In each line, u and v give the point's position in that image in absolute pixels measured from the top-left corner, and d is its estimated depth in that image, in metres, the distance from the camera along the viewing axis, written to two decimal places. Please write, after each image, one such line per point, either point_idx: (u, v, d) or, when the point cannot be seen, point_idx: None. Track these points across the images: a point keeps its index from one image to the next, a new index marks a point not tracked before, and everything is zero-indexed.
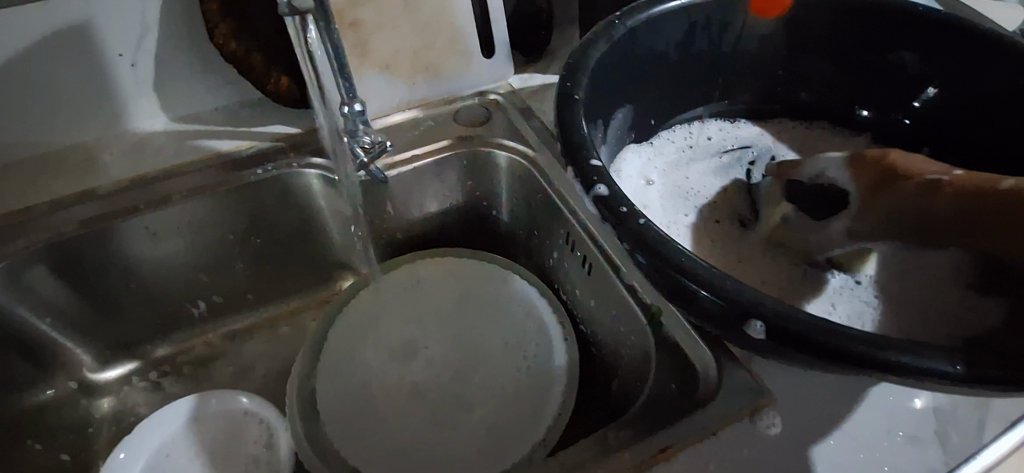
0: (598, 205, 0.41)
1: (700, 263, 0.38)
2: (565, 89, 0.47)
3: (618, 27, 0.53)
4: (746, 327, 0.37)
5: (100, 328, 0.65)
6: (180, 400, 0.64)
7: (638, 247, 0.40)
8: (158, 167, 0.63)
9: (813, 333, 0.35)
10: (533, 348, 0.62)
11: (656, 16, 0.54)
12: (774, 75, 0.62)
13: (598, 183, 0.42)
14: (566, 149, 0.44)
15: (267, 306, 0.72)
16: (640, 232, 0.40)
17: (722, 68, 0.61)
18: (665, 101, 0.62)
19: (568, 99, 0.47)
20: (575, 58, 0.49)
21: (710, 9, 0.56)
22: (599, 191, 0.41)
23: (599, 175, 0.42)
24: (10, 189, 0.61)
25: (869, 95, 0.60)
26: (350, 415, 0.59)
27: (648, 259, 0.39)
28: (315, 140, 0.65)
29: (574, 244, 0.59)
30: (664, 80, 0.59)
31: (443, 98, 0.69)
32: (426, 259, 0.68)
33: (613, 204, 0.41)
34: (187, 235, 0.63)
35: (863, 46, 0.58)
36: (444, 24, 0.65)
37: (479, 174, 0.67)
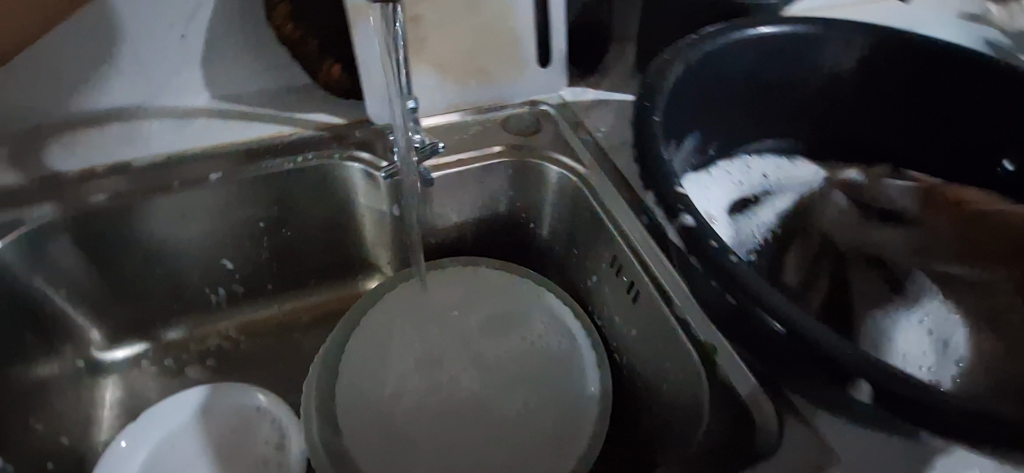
0: (684, 236, 0.40)
1: (789, 302, 0.36)
2: (642, 109, 0.47)
3: (698, 50, 0.51)
4: (851, 388, 0.35)
5: (115, 306, 0.62)
6: (188, 391, 0.60)
7: (725, 283, 0.38)
8: (198, 145, 0.60)
9: (899, 385, 0.33)
10: (565, 374, 0.59)
11: (731, 44, 0.53)
12: (841, 116, 0.60)
13: (683, 211, 0.40)
14: (645, 173, 0.44)
15: (287, 299, 0.69)
16: (729, 269, 0.38)
17: (792, 102, 0.59)
18: (733, 129, 0.59)
19: (644, 122, 0.46)
20: (652, 78, 0.49)
21: (787, 42, 0.55)
22: (685, 220, 0.40)
23: (685, 204, 0.41)
24: (39, 154, 0.58)
25: (942, 155, 0.58)
26: (368, 426, 0.57)
27: (737, 299, 0.38)
28: (359, 133, 0.62)
29: (621, 269, 0.56)
30: (730, 110, 0.57)
31: (491, 104, 0.67)
32: (461, 267, 0.65)
33: (699, 237, 0.39)
34: (216, 219, 0.61)
35: (944, 105, 0.56)
36: (504, 28, 0.62)
37: (524, 185, 0.64)
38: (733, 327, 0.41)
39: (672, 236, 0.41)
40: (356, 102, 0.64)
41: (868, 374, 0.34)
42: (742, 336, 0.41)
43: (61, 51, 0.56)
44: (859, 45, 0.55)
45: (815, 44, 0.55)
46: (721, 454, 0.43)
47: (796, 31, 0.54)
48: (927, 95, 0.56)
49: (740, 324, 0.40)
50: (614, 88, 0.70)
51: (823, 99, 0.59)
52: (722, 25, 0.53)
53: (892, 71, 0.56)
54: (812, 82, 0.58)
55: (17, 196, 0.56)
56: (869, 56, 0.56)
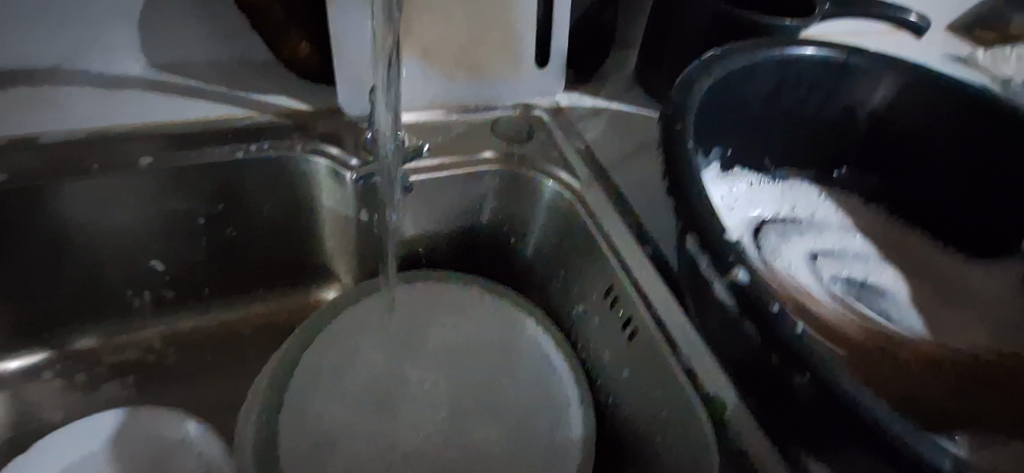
0: (735, 294, 0.35)
1: (862, 388, 0.32)
2: (673, 129, 0.42)
3: (727, 66, 0.46)
4: None
5: (11, 307, 0.52)
6: (93, 417, 0.50)
7: (786, 362, 0.34)
8: (128, 123, 0.51)
9: None
10: (546, 414, 0.52)
11: (758, 61, 0.48)
12: (867, 154, 0.56)
13: (735, 265, 0.36)
14: (686, 213, 0.39)
15: (227, 306, 0.60)
16: (791, 338, 0.33)
17: (814, 132, 0.55)
18: (750, 153, 0.55)
19: (676, 146, 0.41)
20: (678, 96, 0.44)
21: (822, 71, 0.51)
22: (738, 275, 0.35)
23: (736, 255, 0.36)
24: None
25: (964, 216, 0.54)
26: (316, 465, 0.49)
27: (802, 378, 0.33)
28: (326, 124, 0.54)
29: (616, 301, 0.50)
30: (747, 133, 0.53)
31: (480, 103, 0.60)
32: (414, 289, 0.57)
33: (756, 297, 0.35)
34: (144, 210, 0.51)
35: (969, 154, 0.52)
36: (505, 21, 0.55)
37: (511, 197, 0.58)
38: (769, 397, 0.38)
39: (721, 294, 0.36)
40: (326, 88, 0.56)
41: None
42: (775, 406, 0.38)
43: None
44: (888, 78, 0.52)
45: (847, 75, 0.51)
46: None
47: (833, 58, 0.50)
48: (945, 144, 0.53)
49: (782, 396, 0.36)
50: (614, 98, 0.64)
51: (843, 133, 0.55)
52: (758, 42, 0.48)
53: (917, 112, 0.52)
54: (835, 114, 0.54)
55: None
56: (901, 93, 0.52)
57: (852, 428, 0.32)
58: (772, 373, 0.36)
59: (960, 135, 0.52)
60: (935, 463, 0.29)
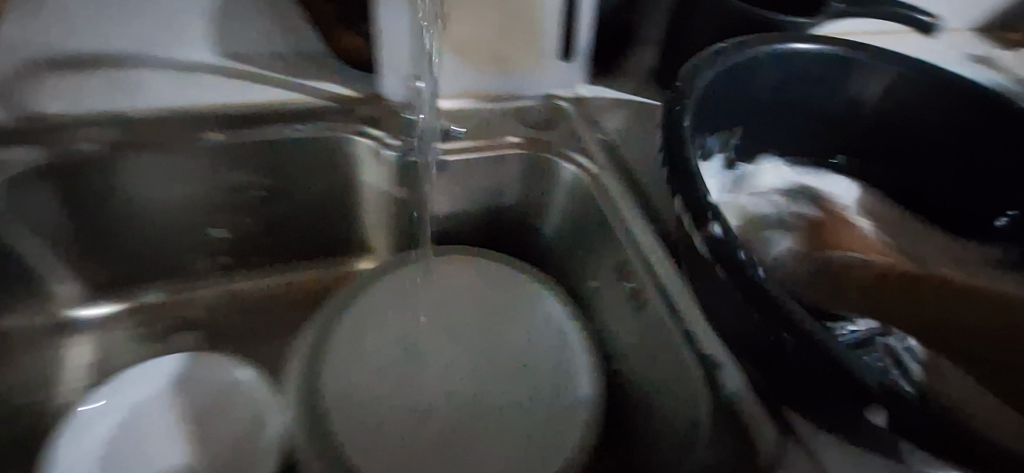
0: (712, 247, 0.40)
1: (809, 321, 0.37)
2: (673, 114, 0.46)
3: (727, 60, 0.50)
4: (865, 411, 0.35)
5: (94, 263, 0.59)
6: (163, 359, 0.56)
7: (750, 302, 0.39)
8: (201, 103, 0.58)
9: (910, 406, 0.34)
10: (561, 376, 0.57)
11: (763, 55, 0.51)
12: (865, 139, 0.59)
13: (712, 220, 0.40)
14: (673, 177, 0.43)
15: (275, 271, 0.66)
16: (753, 280, 0.38)
17: (820, 121, 0.59)
18: (758, 140, 0.59)
19: (673, 128, 0.45)
20: (678, 87, 0.48)
21: (821, 63, 0.54)
22: (713, 229, 0.40)
23: (713, 212, 0.41)
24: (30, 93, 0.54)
25: (954, 196, 0.59)
26: (355, 410, 0.53)
27: (763, 316, 0.38)
28: (368, 108, 0.60)
29: (626, 274, 0.55)
30: (752, 121, 0.56)
31: (508, 93, 0.65)
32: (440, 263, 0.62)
33: (727, 248, 0.40)
34: (210, 179, 0.58)
35: (963, 140, 0.56)
36: (530, 19, 0.60)
37: (534, 180, 0.63)
38: (750, 349, 0.42)
39: (698, 245, 0.41)
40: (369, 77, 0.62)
41: (883, 397, 0.34)
42: (759, 359, 0.41)
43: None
44: (889, 71, 0.54)
45: (848, 67, 0.54)
46: None
47: (836, 53, 0.53)
48: (940, 132, 0.56)
49: (745, 333, 0.41)
50: (633, 92, 0.69)
51: (846, 123, 0.58)
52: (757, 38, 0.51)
53: (915, 102, 0.55)
54: (837, 105, 0.57)
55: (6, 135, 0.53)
56: (903, 86, 0.55)
57: (798, 355, 0.37)
58: (749, 320, 0.40)
59: (956, 123, 0.55)
60: (863, 382, 0.35)
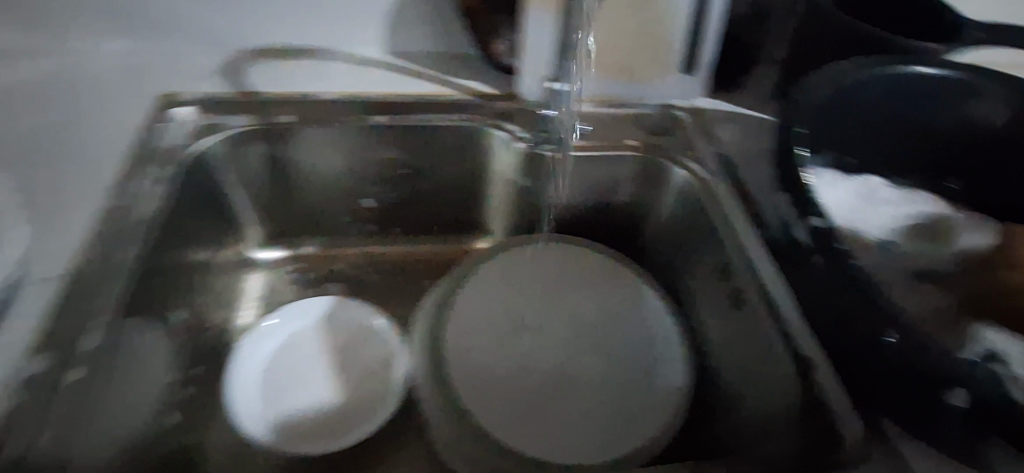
0: (813, 234, 0.51)
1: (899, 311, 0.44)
2: (785, 122, 0.54)
3: (843, 79, 0.55)
4: (945, 394, 0.40)
5: (275, 213, 0.70)
6: (318, 298, 0.67)
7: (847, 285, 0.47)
8: (378, 92, 0.67)
9: (983, 393, 0.39)
10: (653, 364, 0.62)
11: (867, 75, 0.56)
12: (991, 168, 0.58)
13: (813, 215, 0.52)
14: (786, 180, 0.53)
15: (405, 240, 0.76)
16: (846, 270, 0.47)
17: (933, 142, 0.60)
18: (868, 157, 0.60)
19: (790, 137, 0.53)
20: (795, 98, 0.55)
21: (936, 85, 0.56)
22: (814, 222, 0.52)
23: (817, 211, 0.52)
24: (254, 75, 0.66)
25: None
26: (472, 363, 0.61)
27: (853, 300, 0.46)
28: (505, 104, 0.68)
29: (728, 275, 0.58)
30: (862, 140, 0.59)
31: (630, 100, 0.71)
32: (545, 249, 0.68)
33: (825, 236, 0.51)
34: (374, 150, 0.67)
35: None
36: (659, 34, 0.65)
37: (649, 182, 0.68)
38: (854, 357, 0.46)
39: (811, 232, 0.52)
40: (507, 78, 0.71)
41: (953, 383, 0.40)
42: (847, 372, 0.47)
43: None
44: (1002, 95, 0.55)
45: (964, 92, 0.56)
46: (797, 462, 0.44)
47: (950, 76, 0.56)
48: None
49: (836, 320, 0.48)
50: (749, 108, 0.72)
51: (960, 144, 0.59)
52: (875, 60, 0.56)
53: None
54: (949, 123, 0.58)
55: (237, 101, 0.63)
56: None
57: (876, 341, 0.44)
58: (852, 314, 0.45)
59: None
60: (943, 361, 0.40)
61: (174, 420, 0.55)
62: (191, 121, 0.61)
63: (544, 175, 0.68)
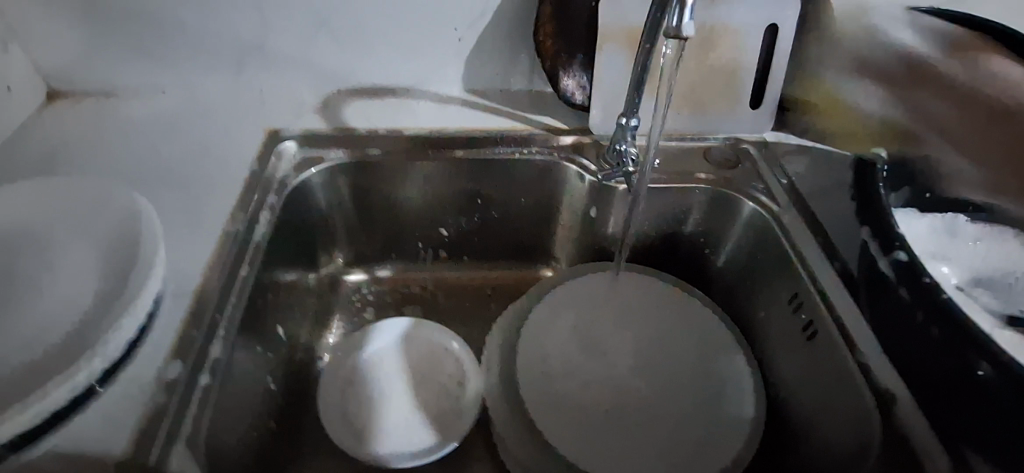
0: (895, 264, 0.54)
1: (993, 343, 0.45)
2: None
3: None
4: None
5: (357, 238, 0.75)
6: (398, 319, 0.70)
7: (934, 314, 0.49)
8: (455, 126, 0.73)
9: None
10: (725, 393, 0.62)
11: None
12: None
13: (899, 249, 0.55)
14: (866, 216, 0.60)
15: (475, 264, 0.80)
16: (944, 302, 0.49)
17: None
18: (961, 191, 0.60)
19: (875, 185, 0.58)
20: None
21: None
22: (898, 255, 0.54)
23: (902, 245, 0.55)
24: (346, 112, 0.73)
25: None
26: (547, 385, 0.63)
27: (943, 331, 0.48)
28: (576, 138, 0.72)
29: (801, 306, 0.59)
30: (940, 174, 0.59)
31: (698, 132, 0.73)
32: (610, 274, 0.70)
33: (912, 269, 0.53)
34: (452, 181, 0.72)
35: None
36: (727, 69, 0.68)
37: (717, 213, 0.69)
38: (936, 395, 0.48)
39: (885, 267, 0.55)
40: (578, 113, 0.74)
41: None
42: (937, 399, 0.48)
43: (364, 26, 0.70)
44: None
45: None
46: None
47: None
48: None
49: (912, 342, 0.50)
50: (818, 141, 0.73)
51: None
52: None
53: None
54: None
55: (330, 136, 0.70)
56: None
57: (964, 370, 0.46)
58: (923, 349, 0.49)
59: None
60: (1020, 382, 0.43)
61: (272, 426, 0.59)
62: (297, 155, 0.68)
63: (613, 205, 0.71)
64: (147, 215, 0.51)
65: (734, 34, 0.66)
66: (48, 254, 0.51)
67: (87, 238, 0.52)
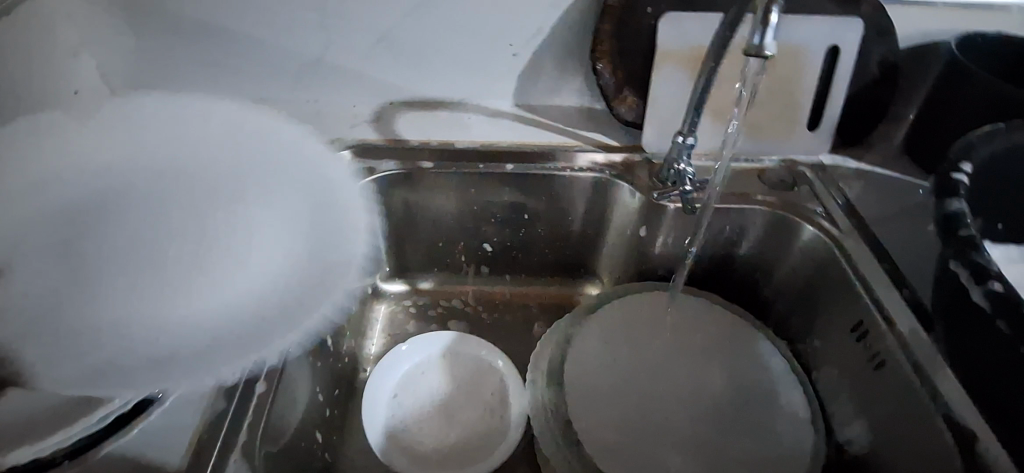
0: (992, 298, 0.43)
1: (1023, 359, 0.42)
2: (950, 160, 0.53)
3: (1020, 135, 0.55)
4: None
5: (401, 250, 0.75)
6: (444, 333, 0.70)
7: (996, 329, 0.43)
8: (506, 140, 0.73)
9: None
10: (780, 423, 0.59)
11: (1000, 149, 0.55)
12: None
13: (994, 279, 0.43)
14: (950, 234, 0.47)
15: (519, 280, 0.79)
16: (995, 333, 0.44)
17: None
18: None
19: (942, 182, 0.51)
20: (968, 141, 0.55)
21: None
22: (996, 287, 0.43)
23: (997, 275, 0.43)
24: (399, 126, 0.74)
25: None
26: (597, 408, 0.62)
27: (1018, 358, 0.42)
28: (627, 156, 0.71)
29: (866, 335, 0.57)
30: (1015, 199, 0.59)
31: (754, 154, 0.71)
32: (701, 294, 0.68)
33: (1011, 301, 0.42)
34: (501, 196, 0.71)
35: None
36: (787, 90, 0.67)
37: (776, 236, 0.67)
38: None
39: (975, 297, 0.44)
40: (629, 132, 0.74)
41: None
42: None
43: (420, 41, 0.70)
44: None
45: None
46: None
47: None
48: None
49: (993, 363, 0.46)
50: (879, 165, 0.72)
51: None
52: None
53: None
54: None
55: (382, 149, 0.70)
56: None
57: None
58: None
59: None
60: None
61: (319, 438, 0.58)
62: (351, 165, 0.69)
63: (666, 225, 0.69)
64: (344, 279, 0.57)
65: (798, 55, 0.65)
66: (200, 240, 0.54)
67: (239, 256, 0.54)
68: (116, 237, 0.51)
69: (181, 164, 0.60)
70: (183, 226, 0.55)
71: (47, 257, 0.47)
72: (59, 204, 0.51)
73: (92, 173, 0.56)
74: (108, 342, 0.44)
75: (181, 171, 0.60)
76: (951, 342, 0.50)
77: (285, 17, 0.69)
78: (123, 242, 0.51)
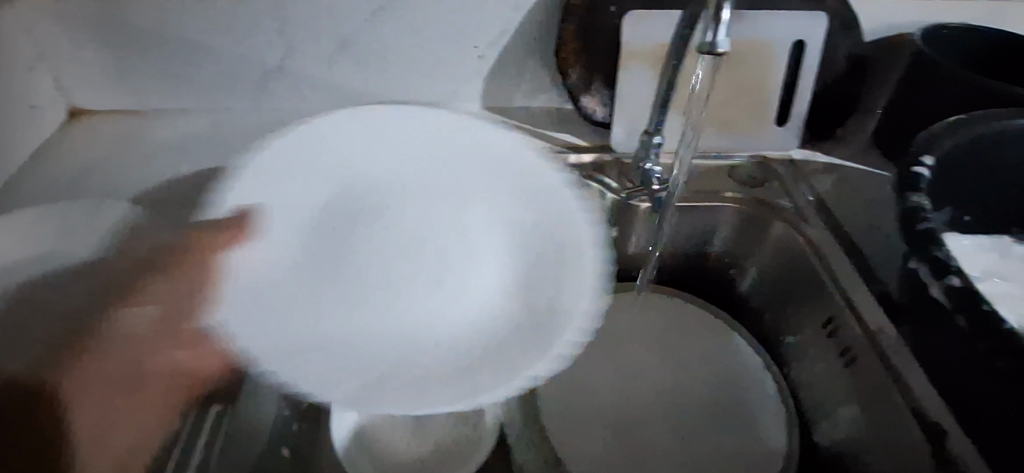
0: (953, 295, 0.43)
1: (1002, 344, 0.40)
2: (912, 152, 0.52)
3: (984, 127, 0.54)
4: None
5: None
6: None
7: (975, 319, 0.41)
8: None
9: None
10: (754, 423, 0.59)
11: (966, 141, 0.54)
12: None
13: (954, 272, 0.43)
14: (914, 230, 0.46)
15: None
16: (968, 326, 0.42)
17: None
18: (991, 209, 0.61)
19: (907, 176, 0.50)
20: (933, 132, 0.54)
21: None
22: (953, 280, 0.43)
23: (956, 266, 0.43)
24: None
25: None
26: (570, 412, 0.61)
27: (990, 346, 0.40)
28: (597, 157, 0.70)
29: (836, 331, 0.56)
30: (977, 188, 0.59)
31: (726, 150, 0.71)
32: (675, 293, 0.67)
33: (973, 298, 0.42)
34: None
35: None
36: (754, 86, 0.66)
37: (747, 233, 0.67)
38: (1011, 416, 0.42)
39: (938, 294, 0.44)
40: (599, 132, 0.73)
41: None
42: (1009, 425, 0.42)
43: (386, 46, 0.69)
44: None
45: None
46: None
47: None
48: None
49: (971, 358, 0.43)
50: (848, 159, 0.72)
51: None
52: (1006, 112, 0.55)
53: None
54: None
55: None
56: None
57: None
58: (1001, 385, 0.41)
59: None
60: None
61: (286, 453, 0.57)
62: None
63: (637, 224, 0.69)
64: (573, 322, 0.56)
65: (764, 50, 0.65)
66: (401, 251, 0.60)
67: (552, 318, 0.57)
68: (298, 243, 0.57)
69: (390, 176, 0.60)
70: (420, 235, 0.61)
71: (262, 277, 0.54)
72: (315, 213, 0.58)
73: (320, 171, 0.58)
74: (306, 349, 0.53)
75: (392, 179, 0.60)
76: (933, 339, 0.47)
77: (247, 27, 0.68)
78: (303, 240, 0.57)
